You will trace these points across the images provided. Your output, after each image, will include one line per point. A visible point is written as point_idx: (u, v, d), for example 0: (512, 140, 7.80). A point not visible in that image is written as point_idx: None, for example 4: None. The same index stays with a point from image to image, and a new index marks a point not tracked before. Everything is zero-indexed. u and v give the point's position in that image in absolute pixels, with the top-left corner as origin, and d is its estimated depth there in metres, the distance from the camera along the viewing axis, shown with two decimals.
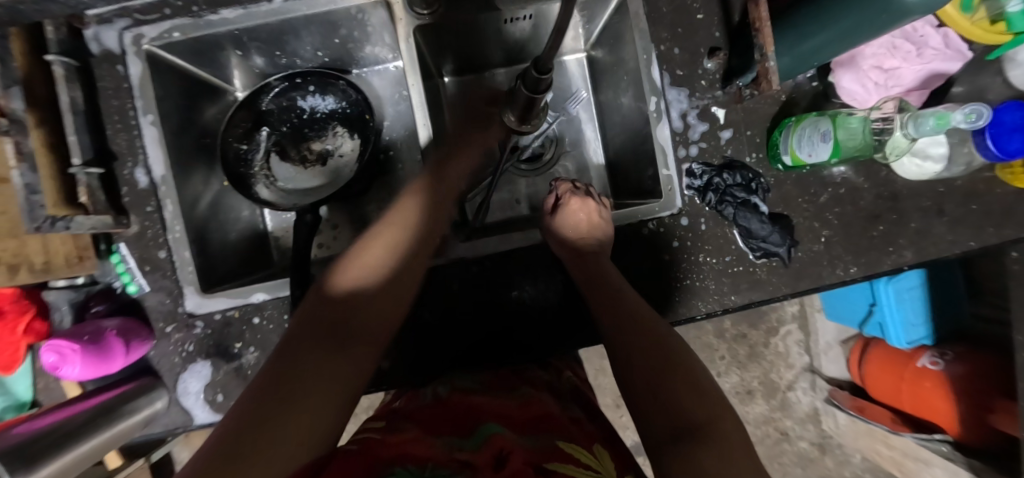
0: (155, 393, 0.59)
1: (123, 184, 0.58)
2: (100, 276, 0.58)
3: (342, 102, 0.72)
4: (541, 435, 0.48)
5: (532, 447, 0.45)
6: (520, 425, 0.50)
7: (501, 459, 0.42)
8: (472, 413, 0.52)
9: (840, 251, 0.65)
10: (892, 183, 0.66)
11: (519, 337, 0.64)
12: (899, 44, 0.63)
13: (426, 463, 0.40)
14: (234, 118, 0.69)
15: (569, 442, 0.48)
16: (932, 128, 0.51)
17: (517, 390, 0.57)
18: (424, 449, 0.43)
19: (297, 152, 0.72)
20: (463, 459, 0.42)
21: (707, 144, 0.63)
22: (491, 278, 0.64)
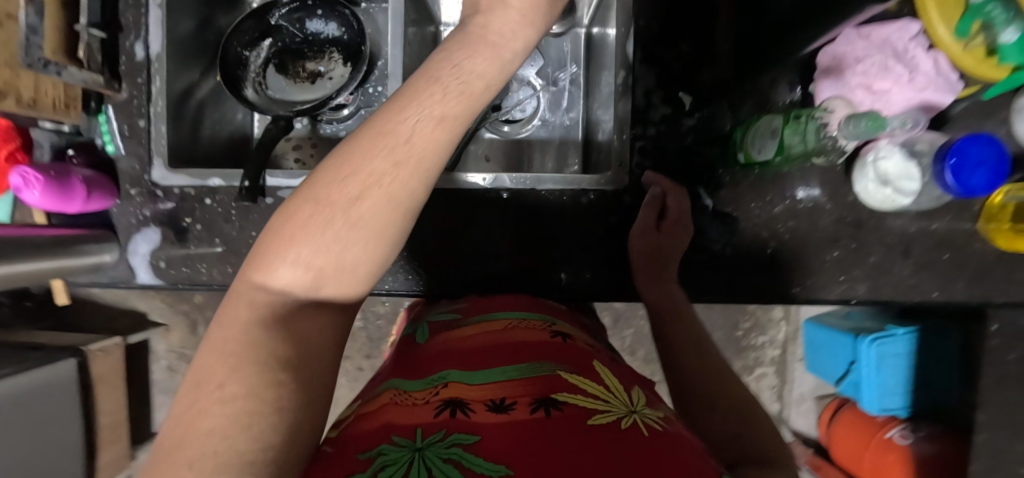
0: (106, 245, 0.65)
1: (122, 53, 0.65)
2: (85, 130, 0.65)
3: (342, 30, 0.77)
4: (543, 362, 0.43)
5: (523, 377, 0.41)
6: (511, 354, 0.45)
7: (502, 405, 0.38)
8: (460, 354, 0.47)
9: (784, 267, 0.63)
10: (857, 210, 0.63)
11: (474, 272, 0.66)
12: (891, 66, 0.59)
13: (414, 431, 0.35)
14: (242, 25, 0.75)
15: (572, 367, 0.44)
16: (869, 129, 0.57)
17: (496, 320, 0.54)
18: (408, 407, 0.39)
19: (293, 68, 0.78)
20: (451, 403, 0.38)
21: (667, 127, 0.63)
22: (461, 215, 0.66)
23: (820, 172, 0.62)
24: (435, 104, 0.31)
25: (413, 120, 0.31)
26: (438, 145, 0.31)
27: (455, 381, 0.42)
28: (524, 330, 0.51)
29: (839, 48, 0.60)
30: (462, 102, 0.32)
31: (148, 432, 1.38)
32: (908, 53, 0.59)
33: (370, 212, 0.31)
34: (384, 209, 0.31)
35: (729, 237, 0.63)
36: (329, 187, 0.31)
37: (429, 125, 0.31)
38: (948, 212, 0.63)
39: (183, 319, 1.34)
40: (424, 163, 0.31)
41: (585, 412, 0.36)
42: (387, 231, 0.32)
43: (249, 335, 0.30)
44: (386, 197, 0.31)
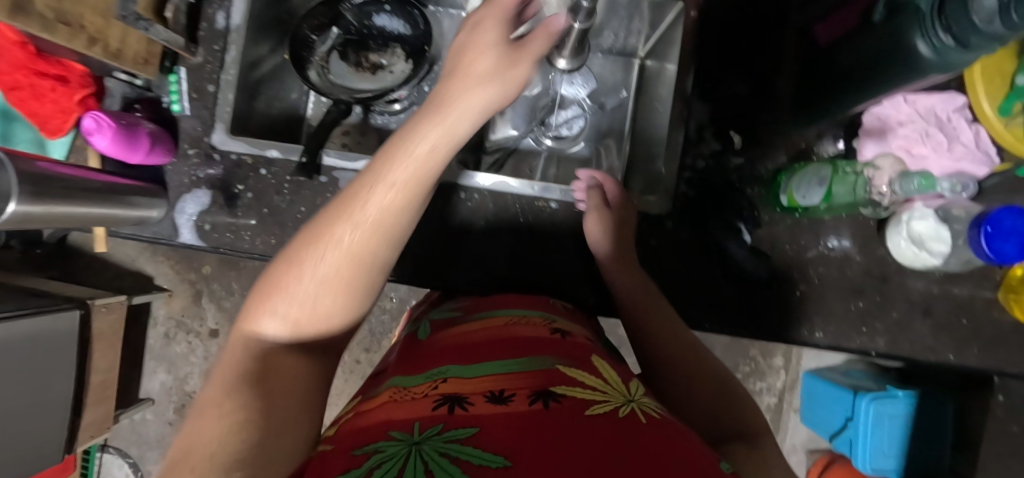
0: (156, 201, 0.66)
1: (204, 20, 0.67)
2: (156, 87, 0.67)
3: (408, 28, 0.80)
4: (543, 358, 0.44)
5: (522, 371, 0.41)
6: (507, 350, 0.45)
7: (498, 397, 0.37)
8: (450, 352, 0.48)
9: (811, 311, 0.65)
10: (884, 265, 0.65)
11: (509, 278, 0.68)
12: (934, 133, 0.63)
13: (411, 426, 0.34)
14: (314, 11, 0.77)
15: (569, 361, 0.44)
16: (918, 187, 0.58)
17: (497, 317, 0.54)
18: (409, 402, 0.38)
19: (356, 57, 0.81)
20: (450, 397, 0.38)
21: (714, 162, 0.65)
22: (501, 223, 0.68)
23: (852, 225, 0.65)
24: (397, 166, 0.37)
25: (372, 190, 0.37)
26: (395, 210, 0.37)
27: (454, 377, 0.42)
28: (522, 326, 0.51)
29: (886, 110, 0.64)
30: (418, 174, 0.37)
31: (133, 398, 1.36)
32: (950, 123, 0.63)
33: (336, 264, 0.37)
34: (344, 263, 0.37)
35: (762, 275, 0.65)
36: (306, 246, 0.37)
37: (391, 192, 0.37)
38: (970, 279, 0.65)
39: (188, 288, 1.34)
40: (391, 222, 0.37)
41: (581, 403, 0.36)
42: (350, 280, 0.37)
43: (236, 374, 0.34)
44: (350, 254, 0.37)
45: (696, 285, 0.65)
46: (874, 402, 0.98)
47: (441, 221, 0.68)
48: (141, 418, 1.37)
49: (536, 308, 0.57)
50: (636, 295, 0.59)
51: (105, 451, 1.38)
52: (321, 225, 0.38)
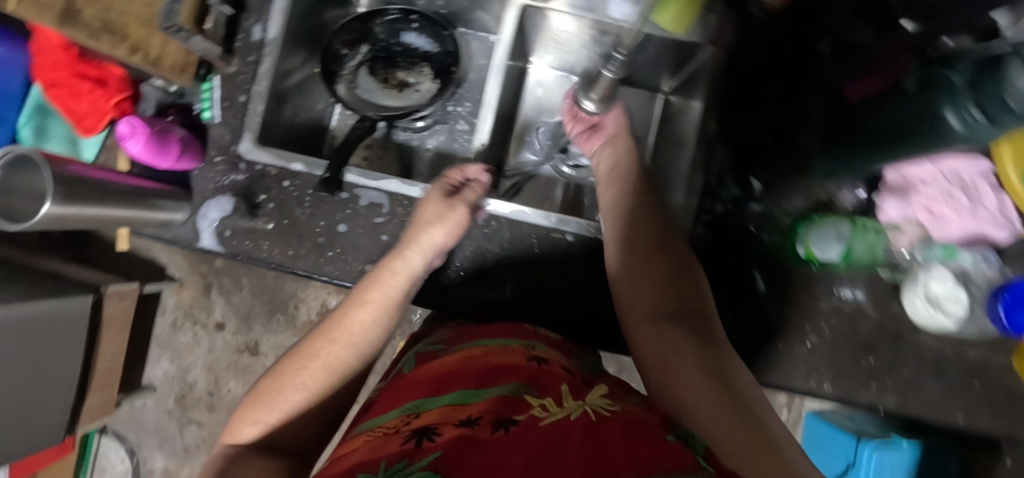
0: (180, 205, 0.68)
1: (241, 32, 0.69)
2: (189, 94, 0.69)
3: (437, 48, 0.80)
4: (508, 383, 0.46)
5: (489, 398, 0.44)
6: (478, 377, 0.47)
7: (467, 422, 0.40)
8: (425, 384, 0.49)
9: (821, 363, 0.65)
10: (897, 322, 0.65)
11: (521, 307, 0.68)
12: (956, 194, 0.61)
13: (380, 461, 0.36)
14: (346, 26, 0.79)
15: (536, 389, 0.46)
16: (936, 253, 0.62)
17: (477, 347, 0.54)
18: (381, 439, 0.41)
19: (383, 74, 0.82)
20: (420, 431, 0.40)
21: (734, 208, 0.65)
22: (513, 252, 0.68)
23: (866, 279, 0.65)
24: (366, 294, 0.57)
25: (346, 318, 0.56)
26: (363, 334, 0.56)
27: (427, 410, 0.44)
28: (506, 354, 0.52)
29: (909, 167, 0.63)
30: (379, 305, 0.57)
31: (135, 383, 1.34)
32: (974, 186, 0.62)
33: (312, 377, 0.53)
34: (313, 376, 0.53)
35: (777, 324, 0.64)
36: (288, 369, 0.53)
37: (360, 315, 0.56)
38: (986, 343, 0.64)
39: (198, 279, 1.33)
40: (353, 339, 0.55)
41: (533, 419, 0.40)
42: (318, 389, 0.53)
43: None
44: (324, 366, 0.53)
45: None
46: (877, 451, 0.97)
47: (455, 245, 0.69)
48: (141, 404, 1.35)
49: (515, 335, 0.56)
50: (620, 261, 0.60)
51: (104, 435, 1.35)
52: (301, 357, 0.54)
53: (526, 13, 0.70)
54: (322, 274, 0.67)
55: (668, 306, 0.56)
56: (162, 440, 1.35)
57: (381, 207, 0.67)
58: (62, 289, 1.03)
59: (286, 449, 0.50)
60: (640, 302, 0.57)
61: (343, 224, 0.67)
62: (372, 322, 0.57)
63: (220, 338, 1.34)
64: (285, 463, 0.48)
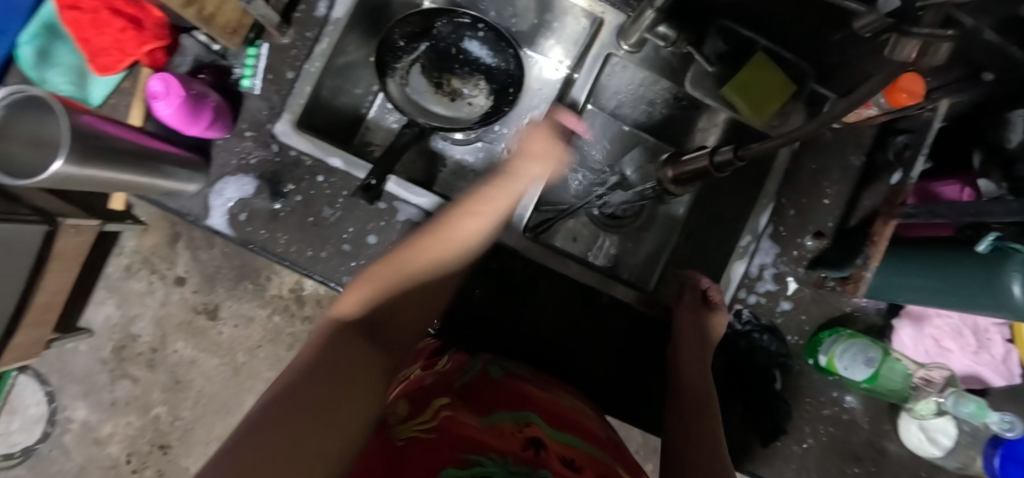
0: (195, 175, 0.61)
1: (304, 3, 0.63)
2: (230, 56, 0.62)
3: (501, 64, 0.76)
4: (600, 451, 0.49)
5: (586, 453, 0.47)
6: (571, 425, 0.50)
7: (570, 464, 0.43)
8: (517, 389, 0.52)
9: (811, 466, 0.67)
10: (887, 440, 0.68)
11: (548, 350, 0.66)
12: (966, 334, 0.66)
13: (506, 457, 0.40)
14: (410, 18, 0.72)
15: (620, 466, 0.49)
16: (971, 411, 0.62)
17: (562, 394, 0.57)
18: (494, 432, 0.43)
19: (437, 77, 0.78)
20: (534, 442, 0.44)
21: (766, 302, 0.66)
22: (549, 299, 0.66)
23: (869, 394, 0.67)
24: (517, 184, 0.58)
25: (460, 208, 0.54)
26: (487, 221, 0.54)
27: (535, 423, 0.47)
28: (587, 415, 0.55)
29: None
30: (502, 200, 0.56)
31: (70, 323, 1.18)
32: (986, 332, 0.67)
33: (426, 265, 0.50)
34: (422, 278, 0.49)
35: (783, 422, 0.65)
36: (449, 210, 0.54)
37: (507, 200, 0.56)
38: (959, 473, 0.68)
39: (167, 227, 1.20)
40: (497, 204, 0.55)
41: None
42: (398, 297, 0.48)
43: (325, 345, 0.40)
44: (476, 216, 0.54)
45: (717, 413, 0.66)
46: None
47: (485, 278, 0.65)
48: (73, 347, 1.19)
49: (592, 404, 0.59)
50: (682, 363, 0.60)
51: (22, 373, 1.18)
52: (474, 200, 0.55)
53: (609, 61, 0.67)
54: (338, 282, 0.62)
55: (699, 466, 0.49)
56: (88, 390, 1.19)
57: (417, 226, 0.64)
58: (12, 211, 0.88)
59: (400, 329, 0.47)
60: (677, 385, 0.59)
61: (373, 236, 0.63)
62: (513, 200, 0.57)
63: (177, 294, 1.20)
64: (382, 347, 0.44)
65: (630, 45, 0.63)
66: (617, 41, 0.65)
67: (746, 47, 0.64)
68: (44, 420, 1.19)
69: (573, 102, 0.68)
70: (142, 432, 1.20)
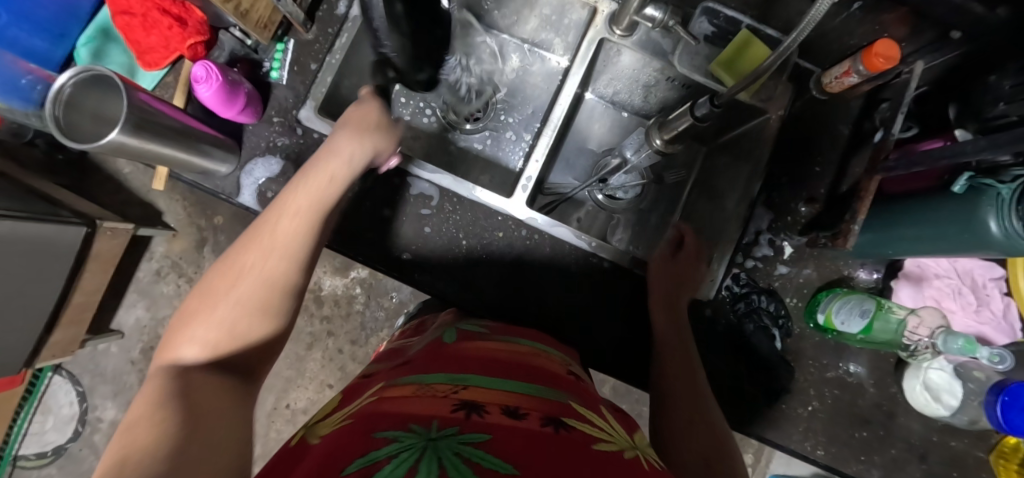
0: (230, 157, 0.66)
1: (326, 3, 0.70)
2: (261, 51, 0.69)
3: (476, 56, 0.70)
4: (557, 390, 0.45)
5: (535, 395, 0.42)
6: (529, 375, 0.46)
7: (512, 412, 0.38)
8: (464, 354, 0.49)
9: (818, 428, 0.68)
10: (892, 402, 0.69)
11: (548, 314, 0.69)
12: (965, 293, 0.67)
13: (430, 422, 0.35)
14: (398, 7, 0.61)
15: (581, 401, 0.45)
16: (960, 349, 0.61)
17: (519, 345, 0.55)
18: (426, 398, 0.39)
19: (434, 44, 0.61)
20: (469, 405, 0.38)
21: (763, 266, 0.70)
22: (548, 267, 0.70)
23: (870, 356, 0.69)
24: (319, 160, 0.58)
25: (275, 224, 0.52)
26: (305, 206, 0.54)
27: (475, 386, 0.42)
28: (547, 359, 0.53)
29: (926, 261, 0.68)
30: (320, 185, 0.56)
31: (102, 326, 1.23)
32: (983, 288, 0.68)
33: (248, 301, 0.48)
34: (250, 316, 0.47)
35: (785, 383, 0.67)
36: (235, 262, 0.50)
37: (309, 175, 0.56)
38: (969, 435, 0.69)
39: (194, 231, 1.23)
40: (313, 180, 0.56)
41: (587, 438, 0.37)
42: (245, 340, 0.47)
43: (163, 388, 0.39)
44: (285, 234, 0.52)
45: (720, 375, 0.68)
46: None
47: (492, 249, 0.70)
48: (104, 348, 1.24)
49: (558, 348, 0.58)
50: (666, 332, 0.65)
51: (56, 373, 1.24)
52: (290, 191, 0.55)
53: (602, 45, 0.72)
54: (356, 255, 0.68)
55: (696, 449, 0.51)
56: (117, 390, 1.24)
57: (430, 199, 0.69)
58: (52, 213, 0.87)
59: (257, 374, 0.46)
60: (664, 353, 0.63)
61: (390, 210, 0.69)
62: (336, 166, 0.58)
63: None
64: (239, 384, 0.43)
65: (623, 29, 0.69)
66: (610, 27, 0.70)
67: (734, 29, 0.68)
68: (76, 419, 1.24)
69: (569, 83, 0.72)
70: None
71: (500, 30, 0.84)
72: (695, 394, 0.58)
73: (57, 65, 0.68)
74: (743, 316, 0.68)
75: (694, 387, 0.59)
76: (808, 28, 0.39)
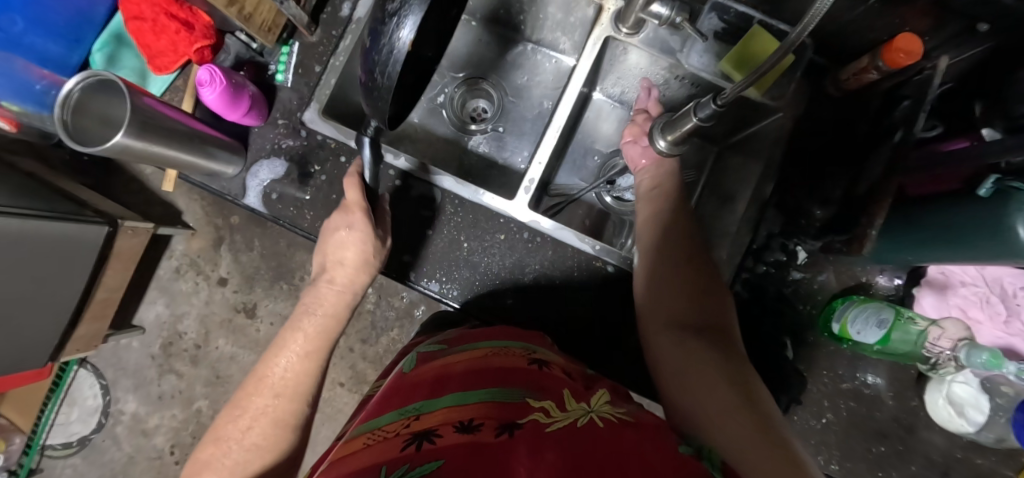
0: (236, 159, 0.67)
1: (330, 7, 0.70)
2: (267, 54, 0.70)
3: None
4: (517, 389, 0.50)
5: (491, 402, 0.48)
6: (489, 380, 0.52)
7: (467, 428, 0.44)
8: (426, 378, 0.56)
9: (833, 442, 0.65)
10: (913, 416, 0.66)
11: (550, 318, 0.69)
12: (993, 302, 0.63)
13: (381, 467, 0.40)
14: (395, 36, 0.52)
15: (536, 391, 0.50)
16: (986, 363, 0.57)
17: (478, 347, 0.60)
18: (380, 443, 0.45)
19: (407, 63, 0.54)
20: (421, 435, 0.43)
21: (773, 271, 0.67)
22: (550, 271, 0.69)
23: (889, 367, 0.66)
24: (320, 289, 0.60)
25: (279, 365, 0.55)
26: (308, 336, 0.57)
27: (425, 414, 0.47)
28: (508, 355, 0.57)
29: (952, 268, 0.64)
30: (324, 314, 0.59)
31: (124, 321, 1.27)
32: (1014, 297, 0.63)
33: (256, 442, 0.50)
34: (257, 452, 0.50)
35: (797, 393, 0.65)
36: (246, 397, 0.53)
37: (311, 307, 0.59)
38: (998, 453, 0.65)
39: (211, 231, 1.24)
40: (315, 308, 0.59)
41: (540, 425, 0.43)
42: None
43: None
44: (295, 363, 0.55)
45: None
46: None
47: (493, 254, 0.69)
48: (126, 343, 1.28)
49: (520, 338, 0.62)
50: (673, 259, 0.60)
51: (82, 366, 1.28)
52: (297, 324, 0.58)
53: (607, 44, 0.71)
54: None
55: (692, 314, 0.56)
56: (138, 384, 1.28)
57: (430, 201, 0.69)
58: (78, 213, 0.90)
59: None
60: (665, 285, 0.59)
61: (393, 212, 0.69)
62: (337, 294, 0.60)
63: (219, 293, 1.26)
64: None
65: (628, 27, 0.67)
66: (616, 25, 0.68)
67: (744, 24, 0.66)
68: (99, 411, 1.28)
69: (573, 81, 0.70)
70: (185, 425, 1.27)
71: (507, 29, 0.83)
72: (705, 313, 0.56)
73: (71, 71, 0.71)
74: (754, 323, 0.66)
75: (692, 245, 0.61)
76: (813, 22, 0.34)
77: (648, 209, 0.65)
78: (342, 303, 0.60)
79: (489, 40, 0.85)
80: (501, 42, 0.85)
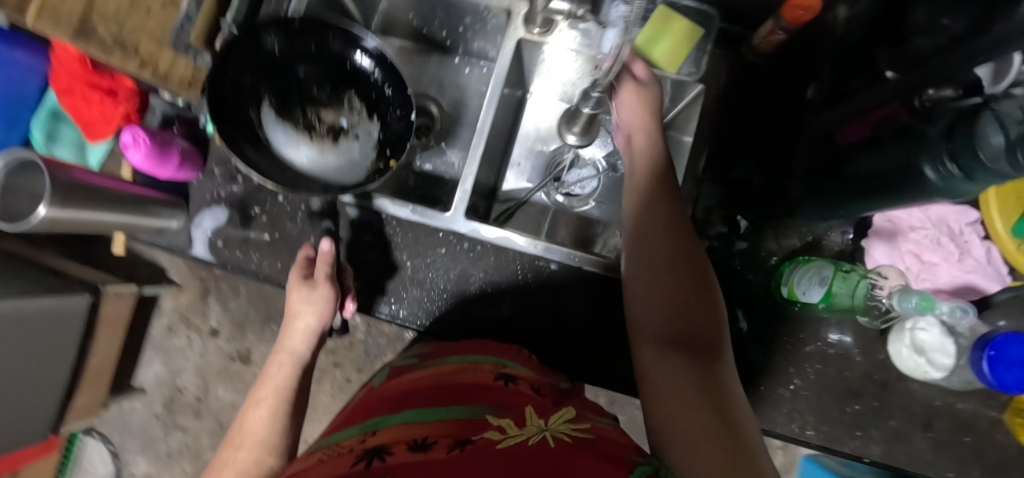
0: (177, 213, 0.70)
1: None
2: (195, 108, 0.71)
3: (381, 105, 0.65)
4: (474, 405, 0.49)
5: (447, 418, 0.46)
6: (449, 398, 0.50)
7: (421, 444, 0.41)
8: (389, 396, 0.55)
9: (805, 408, 0.64)
10: (883, 370, 0.64)
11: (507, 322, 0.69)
12: (944, 242, 0.63)
13: None
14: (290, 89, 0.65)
15: (497, 409, 0.48)
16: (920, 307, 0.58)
17: (445, 364, 0.59)
18: (331, 462, 0.43)
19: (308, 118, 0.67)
20: (374, 452, 0.41)
21: (719, 243, 0.66)
22: (500, 276, 0.69)
23: (852, 323, 0.64)
24: (285, 343, 0.62)
25: (247, 421, 0.56)
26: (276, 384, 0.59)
27: (381, 432, 0.46)
28: (474, 372, 0.56)
29: (900, 213, 0.64)
30: (290, 362, 0.61)
31: (125, 385, 1.29)
32: (962, 235, 0.64)
33: None
34: None
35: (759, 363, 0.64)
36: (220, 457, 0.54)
37: (276, 361, 0.61)
38: (977, 395, 0.63)
39: (198, 284, 1.28)
40: (281, 359, 0.61)
41: (494, 439, 0.41)
42: None
43: None
44: (264, 411, 0.56)
45: None
46: None
47: (440, 267, 0.69)
48: (129, 405, 1.30)
49: (488, 353, 0.62)
50: (653, 251, 0.51)
51: (89, 435, 1.31)
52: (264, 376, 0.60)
53: (521, 46, 0.71)
54: None
55: (675, 326, 0.46)
56: (146, 444, 1.30)
57: (371, 225, 0.69)
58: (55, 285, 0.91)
59: None
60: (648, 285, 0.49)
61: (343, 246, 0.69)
62: (299, 341, 0.62)
63: (213, 344, 1.28)
64: None
65: (539, 27, 0.68)
66: (527, 26, 0.69)
67: None
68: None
69: (493, 80, 0.69)
70: None
71: (434, 47, 0.85)
72: (693, 318, 0.46)
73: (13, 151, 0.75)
74: None
75: (680, 240, 0.51)
76: None
77: (633, 195, 0.56)
78: (303, 350, 0.62)
79: (419, 59, 0.86)
80: (431, 58, 0.86)
